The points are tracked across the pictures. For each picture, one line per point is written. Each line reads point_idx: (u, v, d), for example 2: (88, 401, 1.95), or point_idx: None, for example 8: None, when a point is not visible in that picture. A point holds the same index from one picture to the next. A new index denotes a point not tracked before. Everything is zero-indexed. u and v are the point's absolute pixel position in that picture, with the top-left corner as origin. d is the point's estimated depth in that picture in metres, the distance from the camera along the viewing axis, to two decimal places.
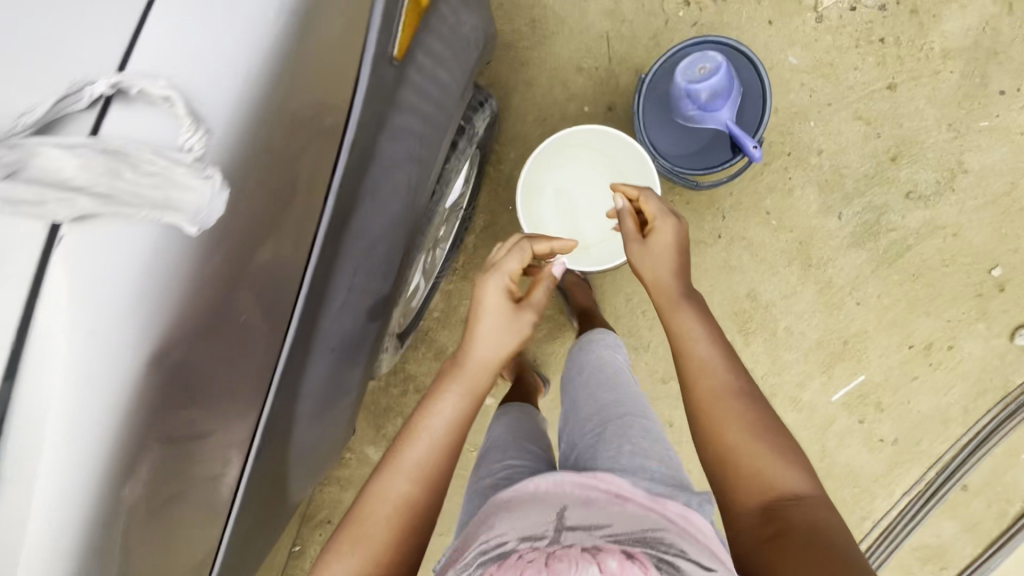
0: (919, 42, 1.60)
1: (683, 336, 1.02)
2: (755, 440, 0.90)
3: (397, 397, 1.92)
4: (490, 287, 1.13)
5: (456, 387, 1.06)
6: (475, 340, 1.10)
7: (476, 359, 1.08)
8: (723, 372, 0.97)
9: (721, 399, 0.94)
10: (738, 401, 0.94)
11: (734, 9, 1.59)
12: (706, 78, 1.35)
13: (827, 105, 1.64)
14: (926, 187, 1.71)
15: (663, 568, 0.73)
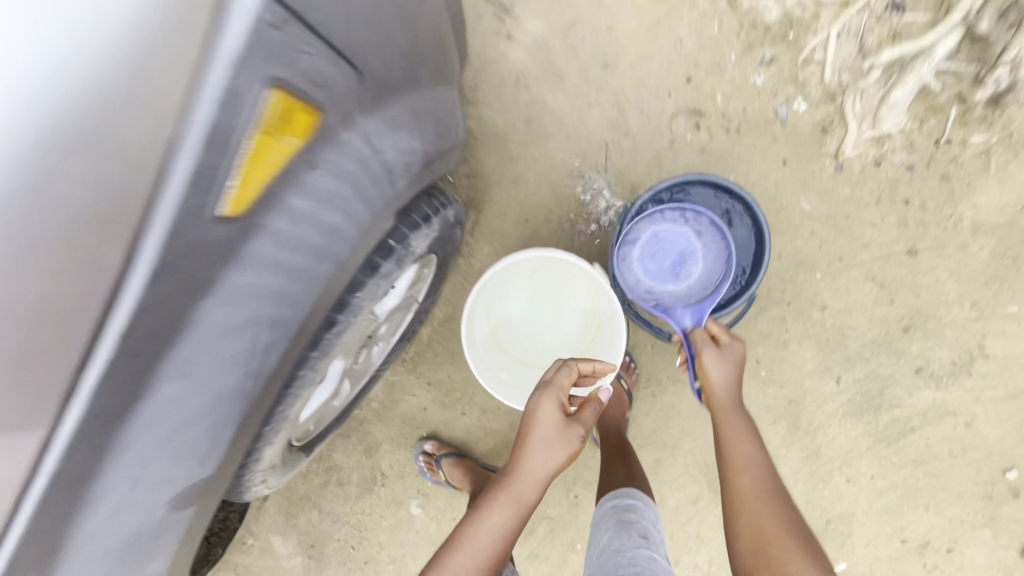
0: (943, 199, 1.43)
1: (720, 405, 1.11)
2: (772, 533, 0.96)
3: (317, 486, 1.72)
4: (553, 410, 1.06)
5: (505, 499, 0.99)
6: (529, 457, 1.01)
7: (526, 482, 1.00)
8: (748, 445, 1.06)
9: (745, 472, 1.04)
10: (753, 472, 1.04)
11: (719, 107, 1.45)
12: (658, 255, 1.33)
13: (834, 256, 1.48)
14: (938, 365, 1.52)
15: None
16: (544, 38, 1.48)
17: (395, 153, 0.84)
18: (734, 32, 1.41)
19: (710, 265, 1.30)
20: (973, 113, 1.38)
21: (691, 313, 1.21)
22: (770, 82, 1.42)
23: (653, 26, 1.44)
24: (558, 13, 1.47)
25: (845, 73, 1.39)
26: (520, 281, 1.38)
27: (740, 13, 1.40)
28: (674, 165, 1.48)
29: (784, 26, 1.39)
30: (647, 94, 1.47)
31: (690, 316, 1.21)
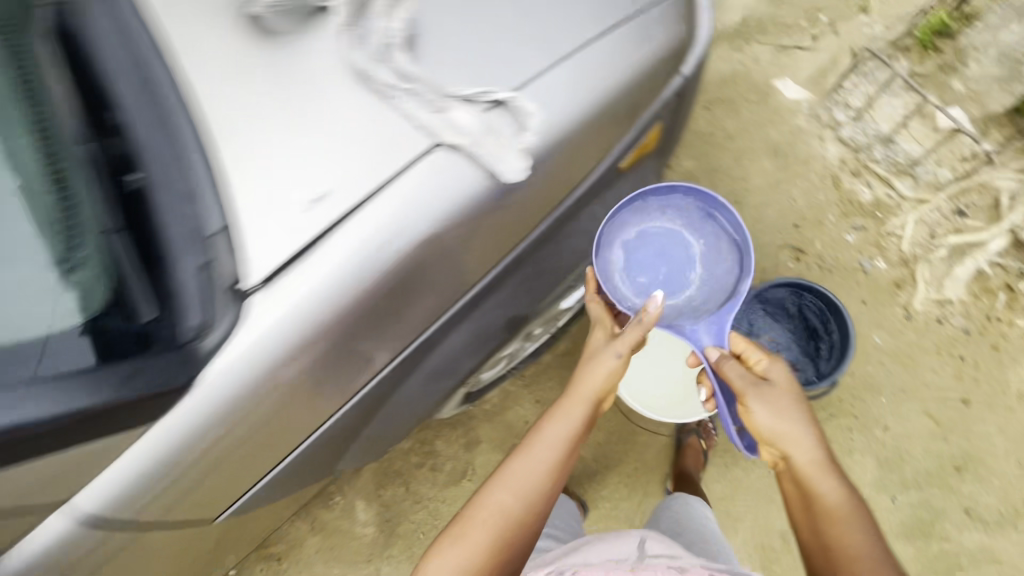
0: (992, 363, 1.78)
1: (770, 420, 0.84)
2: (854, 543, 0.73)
3: (412, 465, 1.95)
4: (589, 368, 0.94)
5: (563, 407, 0.91)
6: (545, 424, 0.89)
7: (549, 439, 0.87)
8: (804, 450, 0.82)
9: (806, 481, 0.80)
10: (813, 472, 0.80)
11: (817, 249, 1.91)
12: (654, 280, 1.16)
13: (898, 386, 1.79)
14: (987, 509, 1.71)
15: None
16: (695, 171, 2.02)
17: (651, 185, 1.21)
18: (835, 201, 1.93)
19: (712, 271, 1.15)
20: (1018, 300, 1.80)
21: (712, 328, 1.02)
22: (860, 241, 1.89)
23: (777, 184, 1.98)
24: (709, 157, 2.02)
25: (918, 248, 1.85)
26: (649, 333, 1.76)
27: (842, 190, 1.93)
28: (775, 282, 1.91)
29: (874, 206, 1.90)
30: (764, 225, 1.95)
31: (713, 330, 1.02)
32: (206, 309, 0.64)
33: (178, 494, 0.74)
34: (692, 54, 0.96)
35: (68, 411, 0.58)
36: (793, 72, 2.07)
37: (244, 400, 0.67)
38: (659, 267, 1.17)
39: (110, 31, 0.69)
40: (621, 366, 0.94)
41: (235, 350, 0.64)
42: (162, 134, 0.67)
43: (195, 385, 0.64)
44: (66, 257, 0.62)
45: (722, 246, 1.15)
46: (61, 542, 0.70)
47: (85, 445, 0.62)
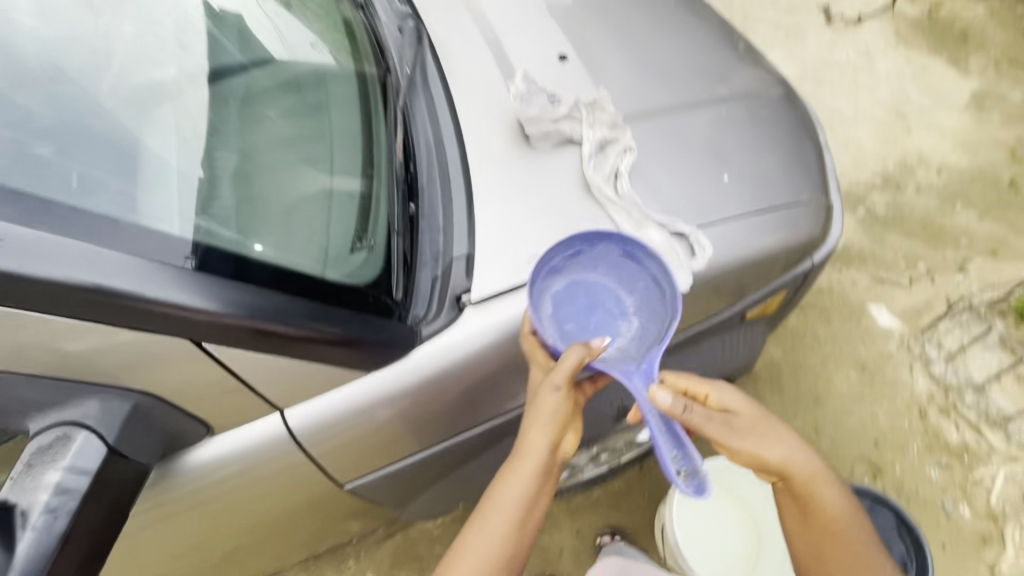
0: None
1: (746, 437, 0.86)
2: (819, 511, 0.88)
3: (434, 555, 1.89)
4: (536, 419, 0.81)
5: (512, 473, 0.81)
6: (512, 472, 0.80)
7: (514, 488, 0.79)
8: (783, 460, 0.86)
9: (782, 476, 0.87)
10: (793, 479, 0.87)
11: (896, 473, 1.88)
12: (582, 331, 0.90)
13: None
14: None
15: None
16: (782, 359, 2.12)
17: (756, 346, 1.36)
18: (919, 431, 1.94)
19: (644, 322, 0.92)
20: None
21: (639, 373, 0.84)
22: (944, 479, 1.85)
23: (861, 396, 2.04)
24: (798, 352, 2.14)
25: (1007, 506, 1.79)
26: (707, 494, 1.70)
27: (928, 422, 1.95)
28: None
29: (961, 449, 1.90)
30: (843, 432, 1.97)
31: (639, 374, 0.84)
32: (440, 302, 0.86)
33: (343, 446, 0.87)
34: (823, 248, 1.17)
35: (325, 333, 0.74)
36: (888, 302, 2.24)
37: (441, 381, 0.84)
38: (588, 317, 0.93)
39: (430, 128, 1.07)
40: (564, 401, 0.81)
41: (455, 338, 0.83)
42: (445, 192, 0.98)
43: (416, 354, 0.82)
44: (359, 242, 0.89)
45: (652, 289, 0.93)
46: (238, 451, 0.81)
47: (318, 367, 0.77)
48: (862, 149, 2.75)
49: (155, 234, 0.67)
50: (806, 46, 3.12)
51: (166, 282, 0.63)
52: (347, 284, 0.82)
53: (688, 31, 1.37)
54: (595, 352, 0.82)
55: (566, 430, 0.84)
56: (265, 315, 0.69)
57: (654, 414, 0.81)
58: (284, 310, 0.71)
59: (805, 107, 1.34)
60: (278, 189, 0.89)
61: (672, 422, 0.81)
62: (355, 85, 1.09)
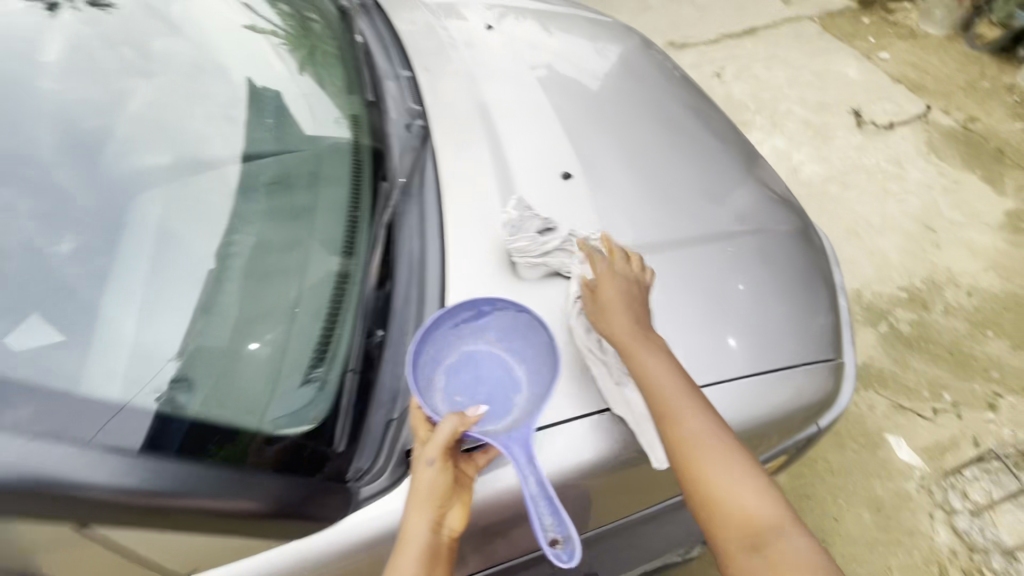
0: None
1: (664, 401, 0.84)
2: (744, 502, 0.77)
3: None
4: (413, 503, 0.72)
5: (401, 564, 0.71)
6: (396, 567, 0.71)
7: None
8: (704, 434, 0.82)
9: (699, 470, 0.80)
10: (719, 452, 0.81)
11: None
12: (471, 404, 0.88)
13: None
14: None
15: None
16: (788, 486, 1.96)
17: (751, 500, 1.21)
18: None
19: (533, 391, 0.89)
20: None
21: (516, 441, 0.79)
22: None
23: (874, 543, 1.85)
24: (807, 479, 1.97)
25: None
26: None
27: None
28: None
29: None
30: None
31: (517, 441, 0.79)
32: (388, 456, 0.78)
33: None
34: (829, 412, 1.06)
35: (234, 507, 0.66)
36: (909, 433, 2.07)
37: (373, 552, 0.75)
38: (480, 388, 0.91)
39: (415, 242, 1.01)
40: (441, 478, 0.74)
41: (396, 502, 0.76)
42: (418, 321, 0.91)
43: (347, 522, 0.74)
44: (312, 372, 0.80)
45: (542, 356, 0.91)
46: None
47: (230, 538, 0.68)
48: (888, 260, 2.64)
49: (95, 411, 0.65)
50: (833, 148, 3.08)
51: (45, 465, 0.56)
52: (286, 432, 0.74)
53: (702, 155, 1.33)
54: (469, 420, 0.76)
55: (450, 503, 0.75)
56: (158, 490, 0.61)
57: (529, 479, 0.75)
58: (213, 484, 0.65)
59: (822, 245, 1.26)
60: (238, 314, 0.85)
61: (547, 486, 0.74)
62: (346, 191, 1.06)
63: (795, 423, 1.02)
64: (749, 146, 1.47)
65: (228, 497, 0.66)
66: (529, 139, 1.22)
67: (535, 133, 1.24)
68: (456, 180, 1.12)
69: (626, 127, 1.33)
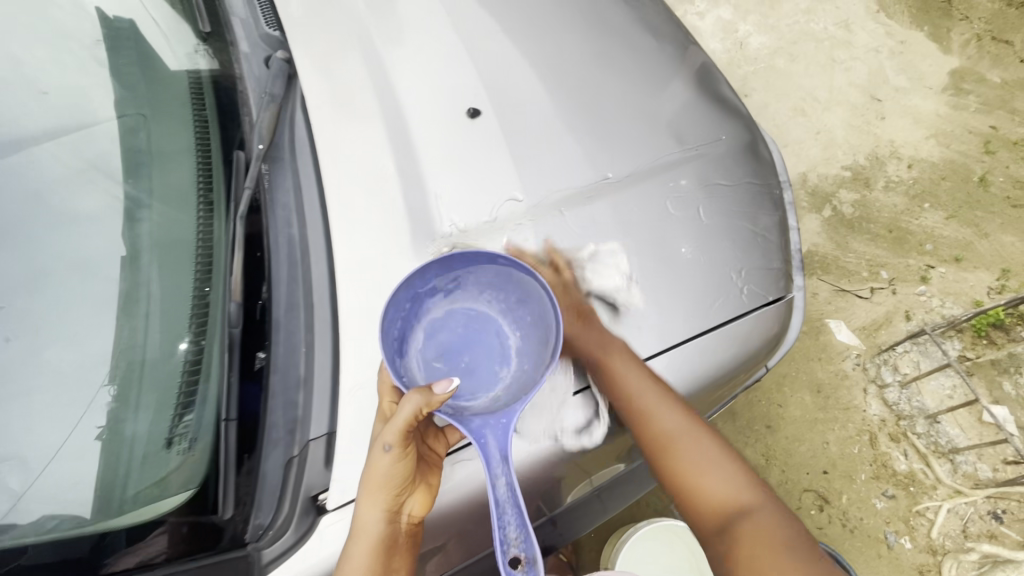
0: None
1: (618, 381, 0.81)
2: (706, 475, 0.75)
3: None
4: (366, 488, 0.66)
5: (359, 542, 0.66)
6: (347, 556, 0.65)
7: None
8: (679, 421, 0.78)
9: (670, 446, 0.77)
10: (692, 437, 0.78)
11: (841, 504, 1.85)
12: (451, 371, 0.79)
13: None
14: None
15: None
16: None
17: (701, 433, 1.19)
18: (868, 458, 1.90)
19: (524, 368, 0.78)
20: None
21: (499, 428, 0.68)
22: (889, 510, 1.83)
23: (814, 422, 1.97)
24: None
25: (947, 540, 1.79)
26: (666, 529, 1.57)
27: (877, 450, 1.91)
28: None
29: (908, 479, 1.87)
30: (793, 457, 1.92)
31: (500, 431, 0.68)
32: (289, 507, 0.67)
33: None
34: (777, 352, 1.01)
35: None
36: (848, 315, 2.13)
37: None
38: (465, 353, 0.81)
39: (292, 226, 0.82)
40: (400, 463, 0.65)
41: (308, 558, 0.66)
42: (309, 331, 0.75)
43: None
44: (180, 423, 0.67)
45: (540, 328, 0.79)
46: None
47: None
48: (834, 138, 2.55)
49: None
50: (782, 14, 2.82)
51: None
52: (164, 508, 0.64)
53: (633, 62, 1.11)
54: (434, 402, 0.62)
55: (409, 490, 0.68)
56: None
57: (499, 482, 0.65)
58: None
59: (770, 159, 1.13)
60: (124, 339, 0.68)
61: (519, 494, 0.64)
62: (194, 172, 0.83)
63: (745, 370, 0.96)
64: (689, 40, 1.25)
65: None
66: (422, 66, 0.97)
67: (430, 56, 0.99)
68: (334, 134, 0.88)
69: (539, 31, 1.07)
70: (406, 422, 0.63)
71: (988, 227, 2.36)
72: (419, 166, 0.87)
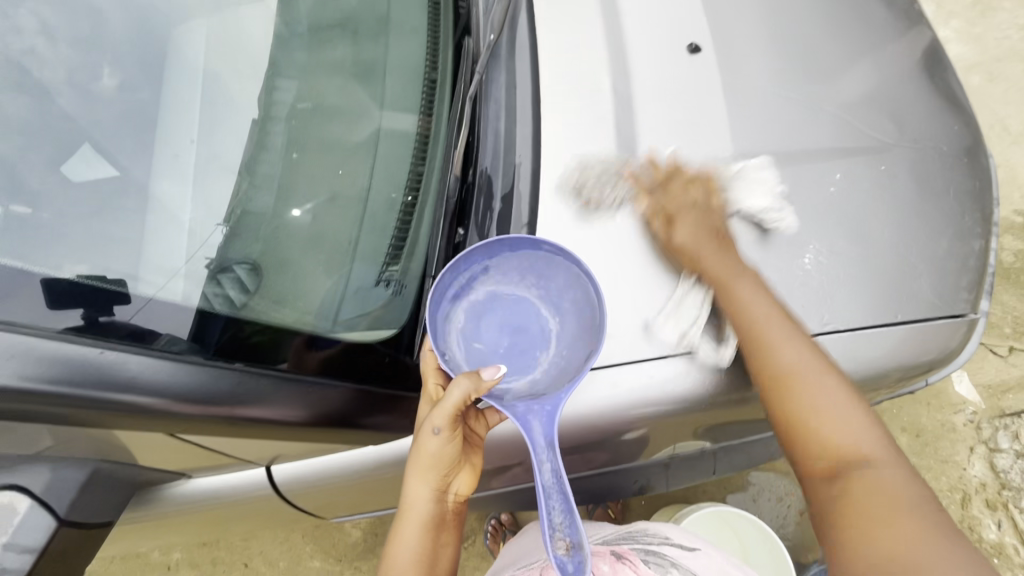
0: None
1: (731, 289, 0.74)
2: (822, 409, 0.67)
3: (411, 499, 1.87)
4: (416, 470, 0.70)
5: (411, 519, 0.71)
6: (399, 533, 0.71)
7: (406, 556, 0.70)
8: (803, 356, 0.70)
9: (794, 378, 0.69)
10: (807, 372, 0.69)
11: None
12: (492, 354, 0.77)
13: None
14: None
15: (649, 558, 0.81)
16: None
17: None
18: (954, 517, 1.79)
19: (564, 352, 0.76)
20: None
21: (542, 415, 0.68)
22: None
23: None
24: None
25: None
26: (725, 518, 1.54)
27: (967, 511, 1.79)
28: None
29: (994, 549, 1.75)
30: None
31: (542, 418, 0.67)
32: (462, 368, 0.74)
33: (337, 493, 0.84)
34: (943, 369, 0.93)
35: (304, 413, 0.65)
36: (973, 368, 1.95)
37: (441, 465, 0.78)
38: (501, 336, 0.78)
39: (501, 121, 0.84)
40: (447, 445, 0.69)
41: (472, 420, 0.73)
42: (504, 217, 0.79)
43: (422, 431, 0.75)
44: (388, 269, 0.75)
45: (582, 312, 0.76)
46: (215, 488, 0.77)
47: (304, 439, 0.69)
48: (1013, 177, 2.26)
49: (119, 306, 0.55)
50: (991, 24, 2.47)
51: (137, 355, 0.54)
52: (368, 338, 0.71)
53: (862, 30, 1.03)
54: (484, 387, 0.66)
55: (455, 471, 0.73)
56: (232, 394, 0.59)
57: (543, 468, 0.64)
58: (262, 390, 0.61)
59: (986, 170, 1.02)
60: (244, 193, 0.66)
61: (564, 481, 0.63)
62: (423, 49, 0.87)
63: (908, 378, 0.90)
64: (920, 18, 1.13)
65: (301, 405, 0.64)
66: None
67: None
68: (556, 38, 0.89)
69: None
70: (450, 413, 0.66)
71: None
72: (631, 89, 0.86)
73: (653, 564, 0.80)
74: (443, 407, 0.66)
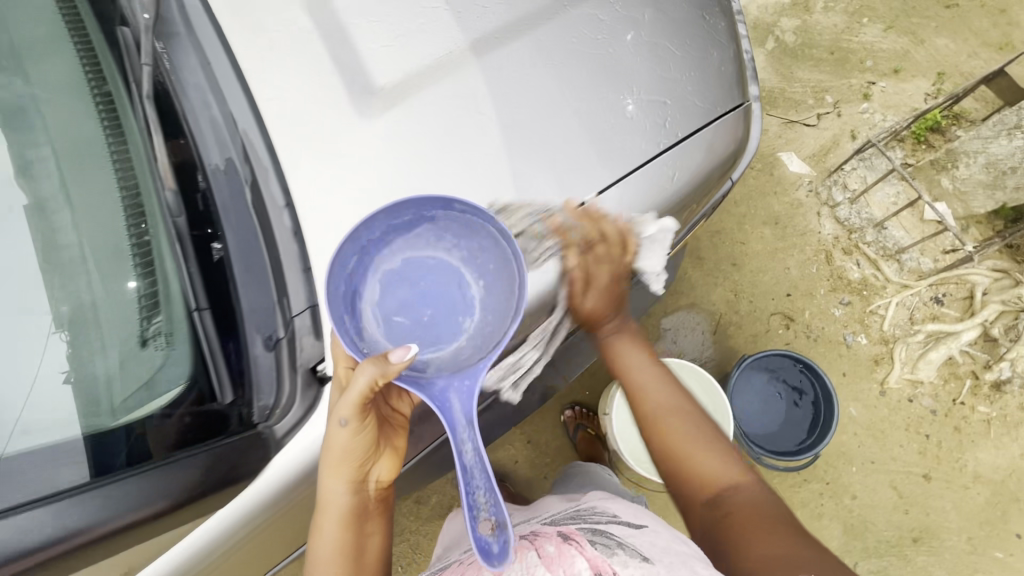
0: (954, 429, 1.91)
1: (637, 390, 0.82)
2: (699, 448, 0.77)
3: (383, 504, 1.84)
4: (327, 464, 0.65)
5: (330, 517, 0.67)
6: (319, 528, 0.67)
7: (325, 550, 0.67)
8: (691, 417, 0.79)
9: (670, 428, 0.78)
10: (689, 420, 0.79)
11: (805, 319, 2.00)
12: (415, 327, 0.71)
13: (866, 427, 1.91)
14: (937, 566, 1.83)
15: (598, 538, 0.67)
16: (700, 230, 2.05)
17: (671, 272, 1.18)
18: (826, 274, 2.04)
19: (489, 317, 0.71)
20: (982, 388, 1.93)
21: (460, 393, 0.63)
22: (846, 315, 2.00)
23: (775, 252, 2.06)
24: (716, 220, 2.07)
25: (898, 329, 1.98)
26: None
27: (833, 264, 2.04)
28: (758, 337, 1.98)
29: (861, 284, 2.02)
30: (760, 285, 2.03)
31: (461, 395, 0.63)
32: (291, 384, 0.66)
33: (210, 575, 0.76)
34: (742, 161, 0.98)
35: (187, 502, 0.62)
36: (796, 147, 2.16)
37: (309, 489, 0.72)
38: (426, 306, 0.73)
39: (212, 106, 0.72)
40: (358, 436, 0.64)
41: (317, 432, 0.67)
42: (254, 211, 0.69)
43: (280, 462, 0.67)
44: (149, 328, 0.63)
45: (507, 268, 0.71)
46: None
47: (140, 538, 0.62)
48: None
49: None
50: None
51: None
52: (154, 406, 0.62)
53: None
54: (392, 372, 0.58)
55: (372, 459, 0.68)
56: (110, 512, 0.58)
57: (466, 448, 0.60)
58: (140, 493, 0.60)
59: None
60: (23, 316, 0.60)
61: (487, 458, 0.60)
62: (72, 59, 0.70)
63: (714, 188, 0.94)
64: None
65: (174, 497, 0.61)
66: None
67: None
68: None
69: None
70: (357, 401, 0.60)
71: (924, 34, 2.29)
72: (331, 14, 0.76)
73: (600, 544, 0.65)
74: (353, 393, 0.60)
